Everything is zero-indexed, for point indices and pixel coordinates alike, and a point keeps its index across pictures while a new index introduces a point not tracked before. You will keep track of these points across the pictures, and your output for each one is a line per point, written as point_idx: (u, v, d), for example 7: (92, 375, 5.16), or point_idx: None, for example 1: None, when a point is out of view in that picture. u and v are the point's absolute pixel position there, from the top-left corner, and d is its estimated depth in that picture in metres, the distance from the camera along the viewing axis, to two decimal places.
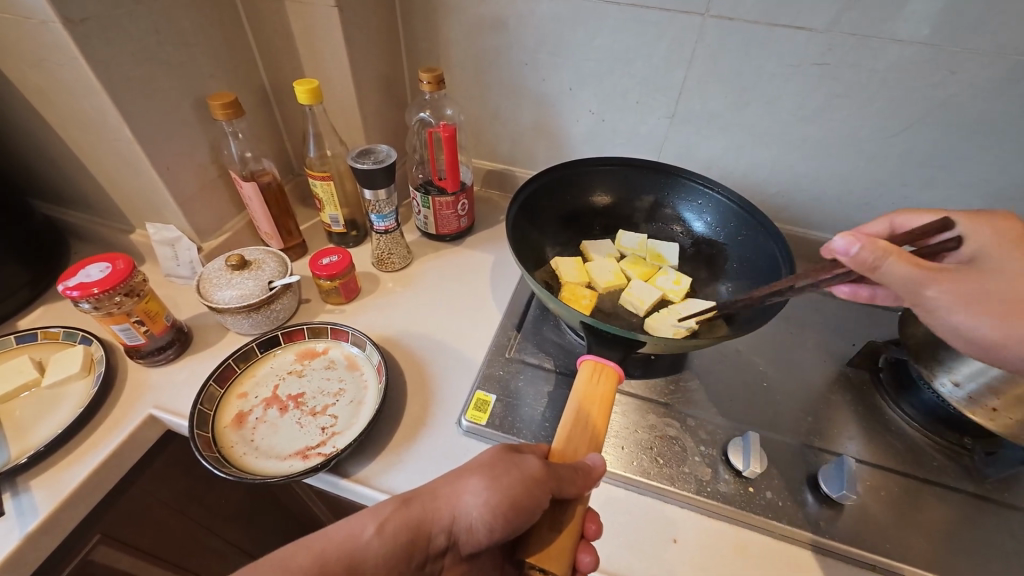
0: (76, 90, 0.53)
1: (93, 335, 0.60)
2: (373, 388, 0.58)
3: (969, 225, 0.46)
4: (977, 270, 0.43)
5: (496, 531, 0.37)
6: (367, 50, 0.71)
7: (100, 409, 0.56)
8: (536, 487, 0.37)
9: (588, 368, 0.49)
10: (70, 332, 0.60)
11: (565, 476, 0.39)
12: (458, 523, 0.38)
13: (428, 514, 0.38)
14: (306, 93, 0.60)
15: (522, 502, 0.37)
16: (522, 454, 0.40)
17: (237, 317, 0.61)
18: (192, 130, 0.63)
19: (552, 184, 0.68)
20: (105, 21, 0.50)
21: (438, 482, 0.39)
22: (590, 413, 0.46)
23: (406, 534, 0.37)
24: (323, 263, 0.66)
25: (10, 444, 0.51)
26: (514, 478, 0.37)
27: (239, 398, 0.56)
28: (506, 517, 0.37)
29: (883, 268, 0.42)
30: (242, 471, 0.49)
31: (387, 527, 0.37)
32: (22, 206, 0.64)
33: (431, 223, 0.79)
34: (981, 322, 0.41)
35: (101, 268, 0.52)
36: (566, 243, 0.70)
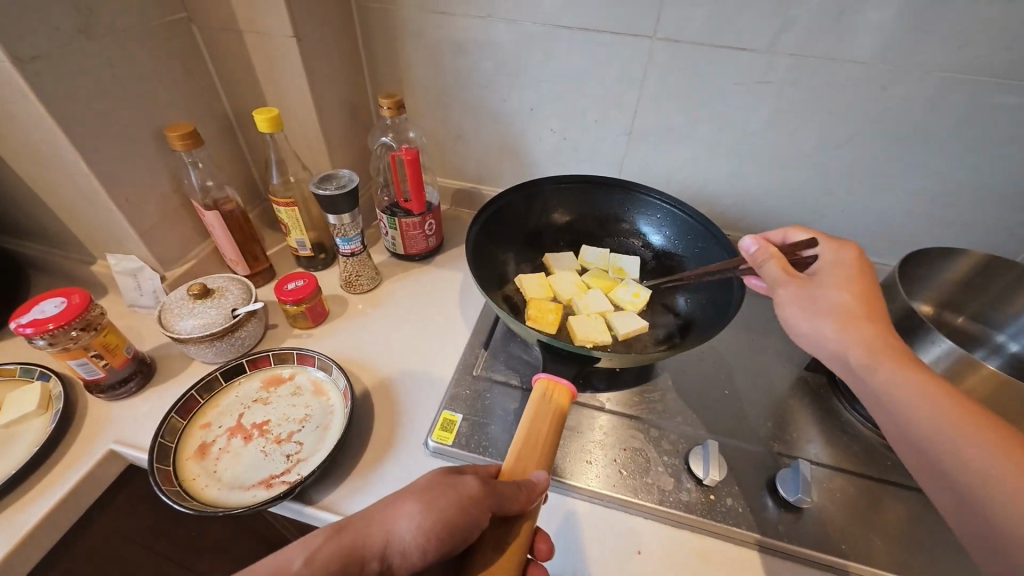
0: (30, 126, 0.53)
1: (52, 370, 0.60)
2: (339, 412, 0.58)
3: (834, 246, 0.50)
4: (813, 282, 0.48)
5: (432, 553, 0.37)
6: (329, 76, 0.72)
7: (58, 447, 0.55)
8: (474, 508, 0.38)
9: (541, 386, 0.50)
10: (29, 369, 0.59)
11: (506, 492, 0.40)
12: (395, 550, 0.37)
13: (366, 540, 0.37)
14: (265, 123, 0.61)
15: (458, 522, 0.38)
16: (461, 475, 0.41)
17: (201, 346, 0.61)
18: (151, 161, 0.63)
19: (513, 203, 0.69)
20: (57, 58, 0.50)
21: (375, 508, 0.38)
22: (540, 431, 0.46)
23: (339, 561, 0.35)
24: (289, 288, 0.66)
25: None
26: (451, 497, 0.38)
27: (202, 429, 0.56)
28: (442, 539, 0.37)
29: (764, 267, 0.50)
30: (203, 504, 0.49)
31: (324, 557, 0.35)
32: None
33: (399, 244, 0.80)
34: (798, 318, 0.47)
35: (57, 304, 0.52)
36: (530, 260, 0.71)
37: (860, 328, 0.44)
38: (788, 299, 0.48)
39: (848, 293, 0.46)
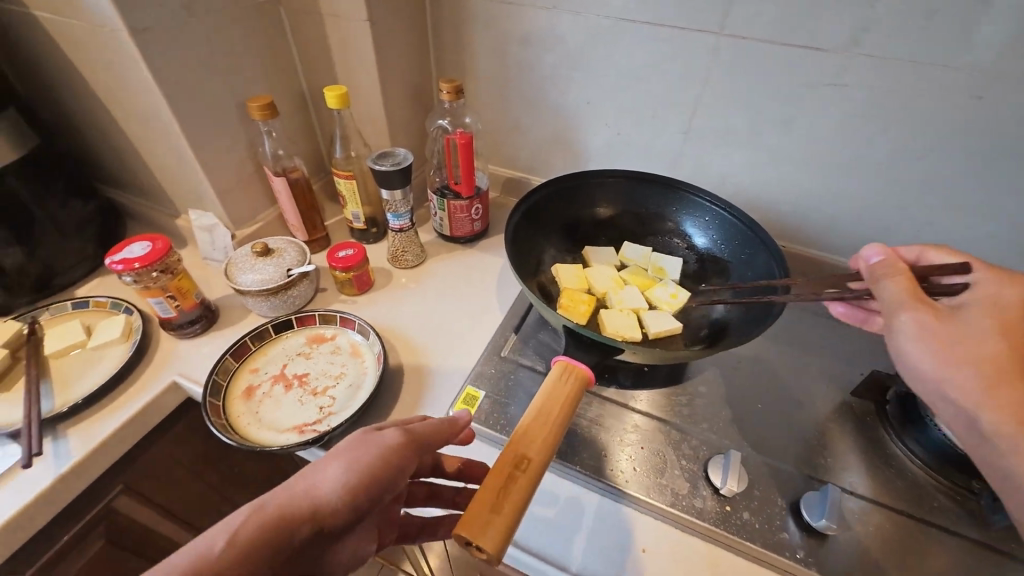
0: (137, 89, 0.60)
1: (134, 306, 0.68)
2: (371, 375, 0.61)
3: (987, 283, 0.47)
4: (952, 317, 0.45)
5: (362, 505, 0.39)
6: (396, 60, 0.76)
7: (132, 373, 0.62)
8: (397, 454, 0.41)
9: (560, 368, 0.45)
10: (117, 303, 0.68)
11: (426, 436, 0.44)
12: (324, 509, 0.38)
13: (293, 507, 0.37)
14: (335, 99, 0.66)
15: (384, 470, 0.40)
16: (381, 431, 0.43)
17: (258, 299, 0.66)
18: (233, 128, 0.69)
19: (558, 193, 0.70)
20: (164, 30, 0.57)
21: (295, 475, 0.39)
22: (549, 415, 0.40)
23: (268, 530, 0.35)
24: (340, 255, 0.70)
25: (55, 395, 0.58)
26: (372, 450, 0.40)
27: (250, 372, 0.61)
28: (370, 489, 0.39)
29: (881, 284, 0.48)
30: (243, 439, 0.54)
31: (251, 530, 0.34)
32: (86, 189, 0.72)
33: (446, 225, 0.83)
34: (922, 353, 0.45)
35: (143, 246, 0.59)
36: (569, 250, 0.71)
37: (1006, 381, 0.42)
38: (912, 329, 0.45)
39: (996, 341, 0.43)
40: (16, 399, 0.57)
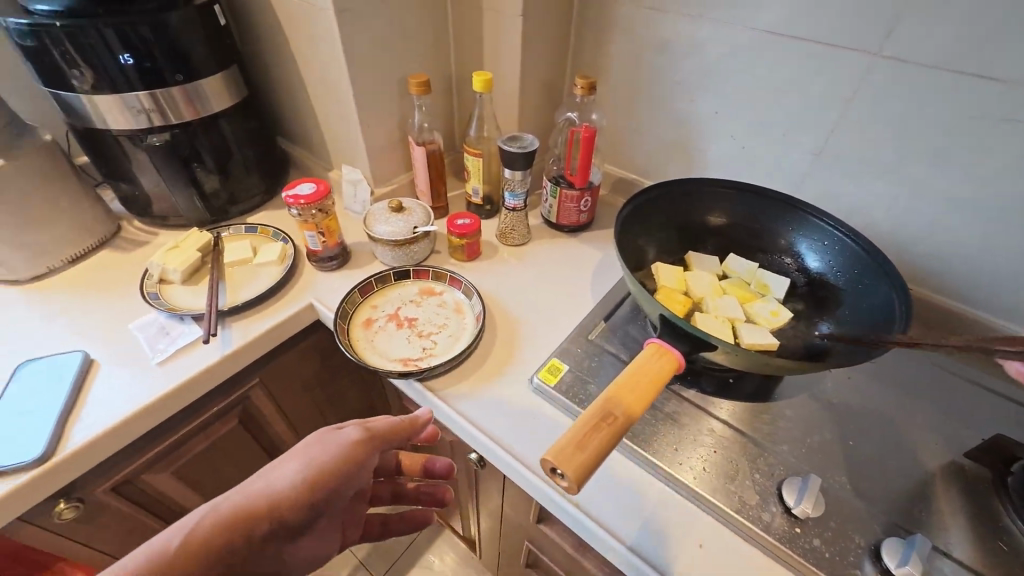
0: (327, 59, 0.73)
1: (291, 238, 0.81)
2: (469, 331, 0.68)
3: None
4: None
5: (314, 499, 0.47)
6: (538, 55, 0.82)
7: (281, 290, 0.75)
8: (357, 447, 0.51)
9: (652, 349, 0.47)
10: (277, 232, 0.82)
11: (386, 435, 0.54)
12: (277, 501, 0.46)
13: (249, 502, 0.45)
14: (480, 83, 0.74)
15: (337, 463, 0.49)
16: (343, 430, 0.52)
17: (386, 248, 0.77)
18: (391, 100, 0.80)
19: (673, 194, 0.71)
20: (358, 11, 0.68)
21: (253, 477, 0.47)
22: (640, 379, 0.42)
23: (238, 515, 0.43)
24: (458, 223, 0.78)
25: (227, 295, 0.72)
26: (334, 445, 0.50)
27: (370, 307, 0.71)
28: (319, 484, 0.47)
29: None
30: (361, 359, 0.63)
31: (209, 525, 0.42)
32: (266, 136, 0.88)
33: (554, 212, 0.87)
34: None
35: (310, 187, 0.71)
36: (674, 251, 0.72)
37: None
38: None
39: None
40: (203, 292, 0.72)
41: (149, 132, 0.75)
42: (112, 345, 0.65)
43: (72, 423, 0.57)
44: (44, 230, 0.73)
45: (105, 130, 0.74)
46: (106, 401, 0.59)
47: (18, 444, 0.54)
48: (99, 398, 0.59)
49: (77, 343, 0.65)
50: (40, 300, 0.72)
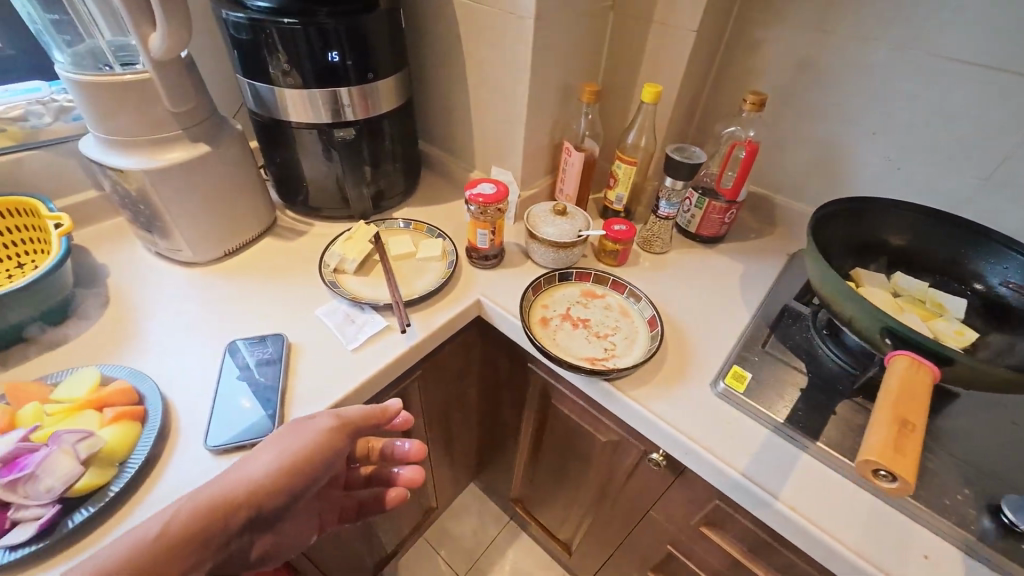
0: (508, 64, 0.75)
1: (446, 234, 0.83)
2: (643, 334, 0.70)
3: None
4: None
5: (284, 487, 0.46)
6: (695, 69, 0.85)
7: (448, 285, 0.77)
8: (331, 437, 0.50)
9: (902, 362, 0.47)
10: (433, 229, 0.84)
11: (358, 422, 0.53)
12: (257, 491, 0.45)
13: (225, 491, 0.43)
14: (650, 95, 0.75)
15: (312, 452, 0.48)
16: (318, 417, 0.51)
17: (547, 250, 0.78)
18: (553, 106, 0.83)
19: (855, 212, 0.72)
20: (553, 20, 0.71)
21: (225, 470, 0.45)
22: (915, 390, 0.44)
23: (209, 510, 0.42)
24: (616, 228, 0.79)
25: (401, 287, 0.74)
26: (307, 436, 0.49)
27: (543, 307, 0.73)
28: (293, 472, 0.47)
29: None
30: (551, 356, 0.65)
31: (188, 514, 0.41)
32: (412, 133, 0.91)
33: (695, 223, 0.89)
34: None
35: (490, 187, 0.74)
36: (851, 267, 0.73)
37: None
38: None
39: None
40: (377, 284, 0.75)
41: (336, 125, 0.78)
42: (306, 330, 0.67)
43: (290, 404, 0.59)
44: (227, 217, 0.75)
45: (288, 123, 0.77)
46: (315, 384, 0.61)
47: (251, 422, 0.56)
48: (309, 381, 0.61)
49: (272, 327, 0.68)
50: (222, 283, 0.75)
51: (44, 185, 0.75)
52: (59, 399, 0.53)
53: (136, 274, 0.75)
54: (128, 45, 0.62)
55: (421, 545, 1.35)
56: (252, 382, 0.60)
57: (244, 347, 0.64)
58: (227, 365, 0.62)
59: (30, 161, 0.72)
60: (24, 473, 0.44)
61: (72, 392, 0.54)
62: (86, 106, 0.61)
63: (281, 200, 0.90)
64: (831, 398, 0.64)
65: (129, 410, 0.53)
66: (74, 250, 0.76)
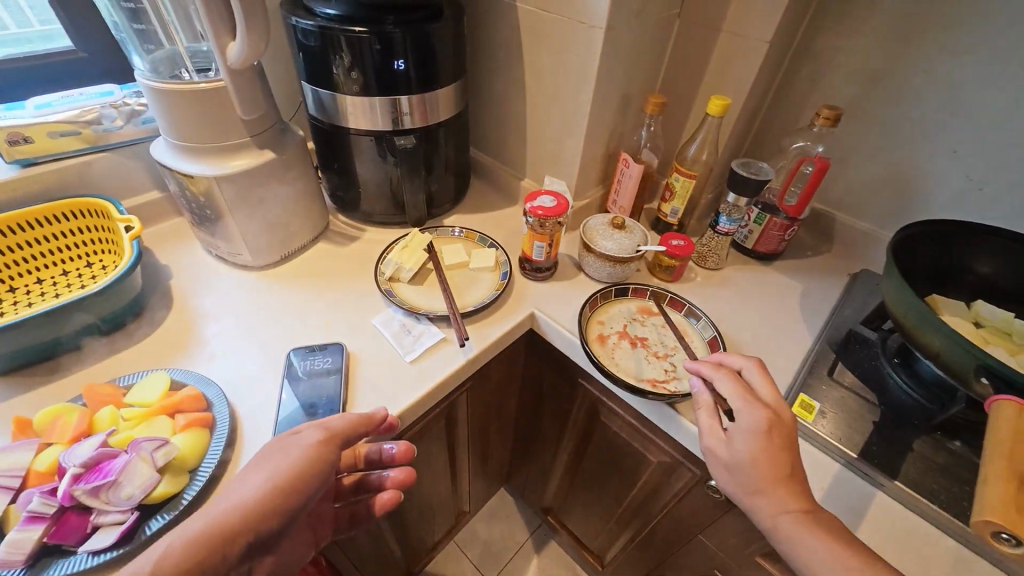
0: (572, 74, 0.73)
1: (498, 244, 0.82)
2: (704, 355, 0.68)
3: None
4: None
5: (272, 511, 0.43)
6: (762, 81, 0.82)
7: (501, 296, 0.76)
8: (318, 452, 0.47)
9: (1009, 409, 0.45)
10: (484, 238, 0.83)
11: (344, 430, 0.50)
12: (253, 512, 0.42)
13: (220, 519, 0.41)
14: (717, 108, 0.72)
15: (304, 470, 0.46)
16: (302, 432, 0.49)
17: (604, 264, 0.76)
18: (612, 117, 0.81)
19: (934, 236, 0.69)
20: (622, 30, 0.69)
21: (215, 499, 0.43)
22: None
23: (206, 540, 0.40)
24: (674, 244, 0.77)
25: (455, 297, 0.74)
26: (295, 454, 0.46)
27: (600, 323, 0.72)
28: (287, 489, 0.44)
29: None
30: (612, 376, 0.63)
31: (183, 547, 0.39)
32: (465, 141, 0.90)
33: (752, 238, 0.86)
34: None
35: (550, 200, 0.72)
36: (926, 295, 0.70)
37: None
38: None
39: None
40: (431, 293, 0.74)
41: (395, 133, 0.77)
42: (363, 340, 0.67)
43: (351, 414, 0.59)
44: (285, 222, 0.76)
45: (348, 129, 0.77)
46: (374, 395, 0.61)
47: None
48: (371, 391, 0.61)
49: (329, 334, 0.68)
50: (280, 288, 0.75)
51: (112, 186, 0.77)
52: (135, 405, 0.54)
53: (195, 275, 0.76)
54: (202, 51, 0.63)
55: (449, 548, 1.35)
56: (317, 392, 0.60)
57: (305, 355, 0.64)
58: (289, 373, 0.62)
59: (100, 162, 0.75)
60: (108, 480, 0.45)
61: (148, 398, 0.55)
62: (162, 112, 0.62)
63: (333, 204, 0.91)
64: (905, 432, 0.61)
65: (200, 416, 0.54)
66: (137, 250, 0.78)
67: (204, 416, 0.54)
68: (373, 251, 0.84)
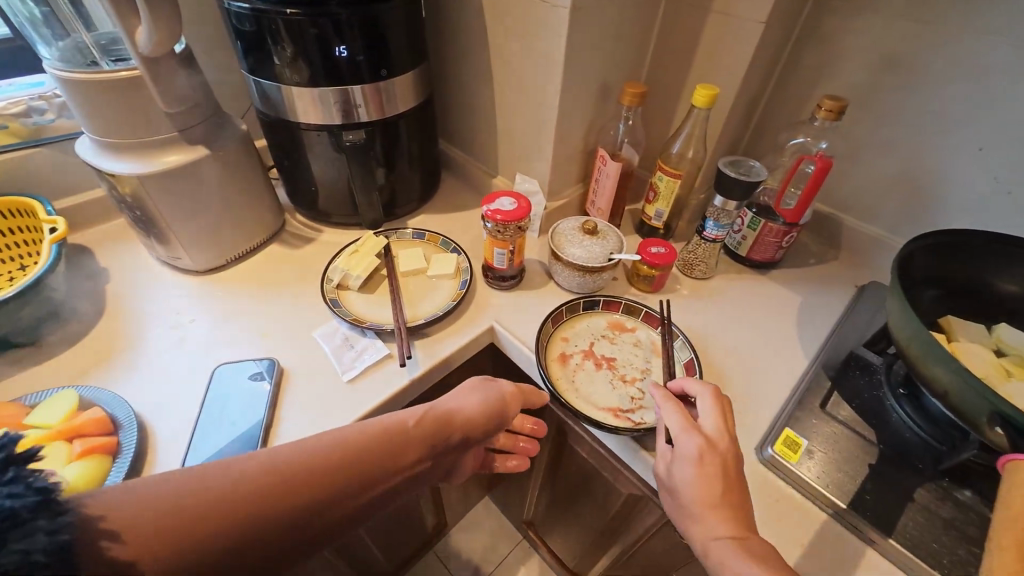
0: (539, 62, 0.66)
1: (462, 248, 0.76)
2: (678, 380, 0.60)
3: None
4: None
5: (345, 470, 0.38)
6: (760, 67, 0.72)
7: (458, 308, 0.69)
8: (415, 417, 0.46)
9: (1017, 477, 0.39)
10: (447, 242, 0.76)
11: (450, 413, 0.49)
12: (322, 466, 0.37)
13: (299, 455, 0.37)
14: (703, 99, 0.64)
15: (384, 437, 0.42)
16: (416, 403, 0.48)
17: (572, 274, 0.69)
18: (588, 109, 0.73)
19: (948, 249, 0.60)
20: (592, 10, 0.60)
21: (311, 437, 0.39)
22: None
23: (280, 473, 0.35)
24: (652, 252, 0.69)
25: (407, 309, 0.67)
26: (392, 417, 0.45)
27: (562, 340, 0.64)
28: (369, 448, 0.41)
29: None
30: (569, 404, 0.56)
31: (254, 473, 0.34)
32: (429, 134, 0.83)
33: (746, 245, 0.78)
34: None
35: (510, 202, 0.65)
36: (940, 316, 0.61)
37: None
38: None
39: None
40: (381, 303, 0.68)
41: (345, 128, 0.71)
42: (300, 356, 0.62)
43: (273, 440, 0.53)
44: (227, 223, 0.70)
45: (295, 123, 0.71)
46: (302, 419, 0.55)
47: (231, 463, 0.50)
48: (298, 415, 0.55)
49: (265, 349, 0.62)
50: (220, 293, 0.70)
51: (49, 184, 0.72)
52: (33, 427, 0.50)
53: (134, 280, 0.71)
54: (116, 38, 0.58)
55: (430, 560, 1.30)
56: (238, 413, 0.55)
57: (233, 372, 0.59)
58: (212, 392, 0.57)
59: (35, 159, 0.70)
60: None
61: (47, 420, 0.50)
62: (76, 105, 0.57)
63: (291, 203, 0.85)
64: (906, 476, 0.53)
65: (101, 442, 0.49)
66: (77, 252, 0.74)
67: (110, 436, 0.50)
68: (329, 255, 0.78)
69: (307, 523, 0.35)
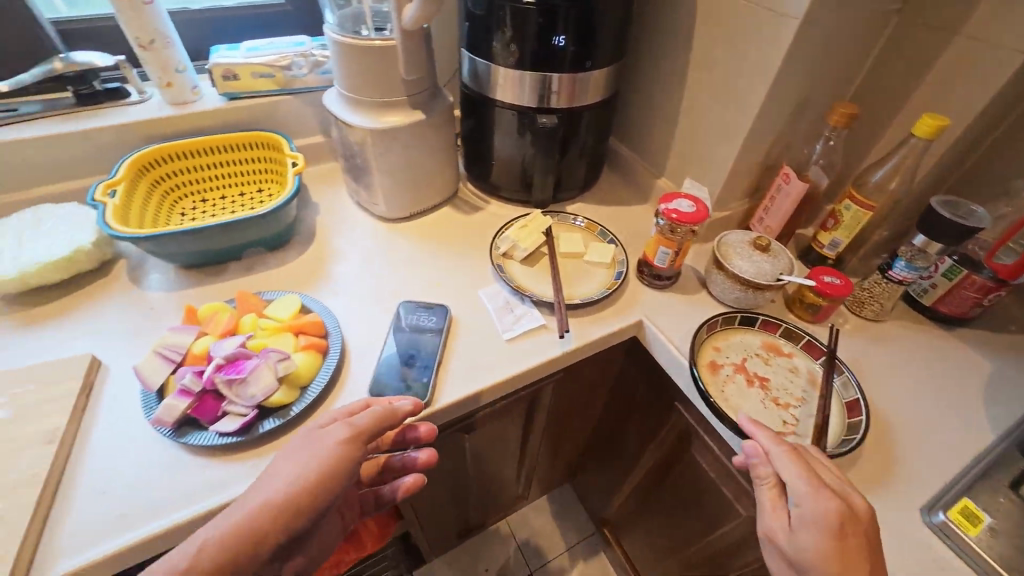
0: (746, 70, 0.65)
1: (619, 241, 0.78)
2: (838, 416, 0.58)
3: None
4: None
5: (294, 505, 0.42)
6: (1000, 105, 0.65)
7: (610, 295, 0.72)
8: (349, 444, 0.45)
9: None
10: (605, 233, 0.79)
11: (373, 428, 0.47)
12: (281, 509, 0.42)
13: (249, 519, 0.40)
14: (928, 129, 0.59)
15: (327, 472, 0.43)
16: (337, 424, 0.47)
17: (733, 286, 0.68)
18: (782, 124, 0.71)
19: None
20: (822, 23, 0.59)
21: (230, 505, 0.42)
22: None
23: (223, 553, 0.39)
24: (827, 280, 0.66)
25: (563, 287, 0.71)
26: (318, 454, 0.44)
27: (714, 349, 0.64)
28: (314, 486, 0.43)
29: None
30: (717, 411, 0.57)
31: (216, 545, 0.39)
32: (606, 127, 0.86)
33: (934, 295, 0.71)
34: None
35: (688, 205, 0.66)
36: None
37: None
38: None
39: None
40: (541, 277, 0.73)
41: (539, 111, 0.76)
42: (467, 308, 0.69)
43: (443, 374, 0.61)
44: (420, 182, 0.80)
45: (494, 100, 0.78)
46: (467, 363, 0.62)
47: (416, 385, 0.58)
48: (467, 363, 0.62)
49: (438, 296, 0.70)
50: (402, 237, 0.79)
51: (291, 126, 0.88)
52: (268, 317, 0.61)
53: (337, 216, 0.84)
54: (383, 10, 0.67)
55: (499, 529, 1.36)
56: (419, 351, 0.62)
57: (412, 310, 0.67)
58: (395, 322, 0.66)
59: (283, 106, 0.85)
60: (240, 376, 0.52)
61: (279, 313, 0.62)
62: (339, 64, 0.68)
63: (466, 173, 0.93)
64: None
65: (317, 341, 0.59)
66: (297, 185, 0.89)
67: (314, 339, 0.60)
68: (494, 224, 0.85)
69: (255, 544, 0.40)
